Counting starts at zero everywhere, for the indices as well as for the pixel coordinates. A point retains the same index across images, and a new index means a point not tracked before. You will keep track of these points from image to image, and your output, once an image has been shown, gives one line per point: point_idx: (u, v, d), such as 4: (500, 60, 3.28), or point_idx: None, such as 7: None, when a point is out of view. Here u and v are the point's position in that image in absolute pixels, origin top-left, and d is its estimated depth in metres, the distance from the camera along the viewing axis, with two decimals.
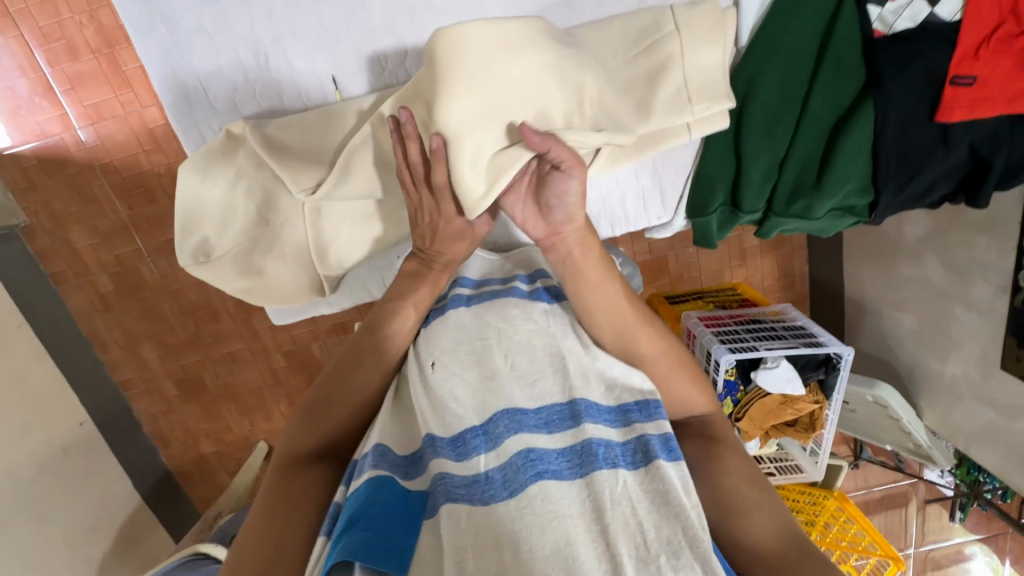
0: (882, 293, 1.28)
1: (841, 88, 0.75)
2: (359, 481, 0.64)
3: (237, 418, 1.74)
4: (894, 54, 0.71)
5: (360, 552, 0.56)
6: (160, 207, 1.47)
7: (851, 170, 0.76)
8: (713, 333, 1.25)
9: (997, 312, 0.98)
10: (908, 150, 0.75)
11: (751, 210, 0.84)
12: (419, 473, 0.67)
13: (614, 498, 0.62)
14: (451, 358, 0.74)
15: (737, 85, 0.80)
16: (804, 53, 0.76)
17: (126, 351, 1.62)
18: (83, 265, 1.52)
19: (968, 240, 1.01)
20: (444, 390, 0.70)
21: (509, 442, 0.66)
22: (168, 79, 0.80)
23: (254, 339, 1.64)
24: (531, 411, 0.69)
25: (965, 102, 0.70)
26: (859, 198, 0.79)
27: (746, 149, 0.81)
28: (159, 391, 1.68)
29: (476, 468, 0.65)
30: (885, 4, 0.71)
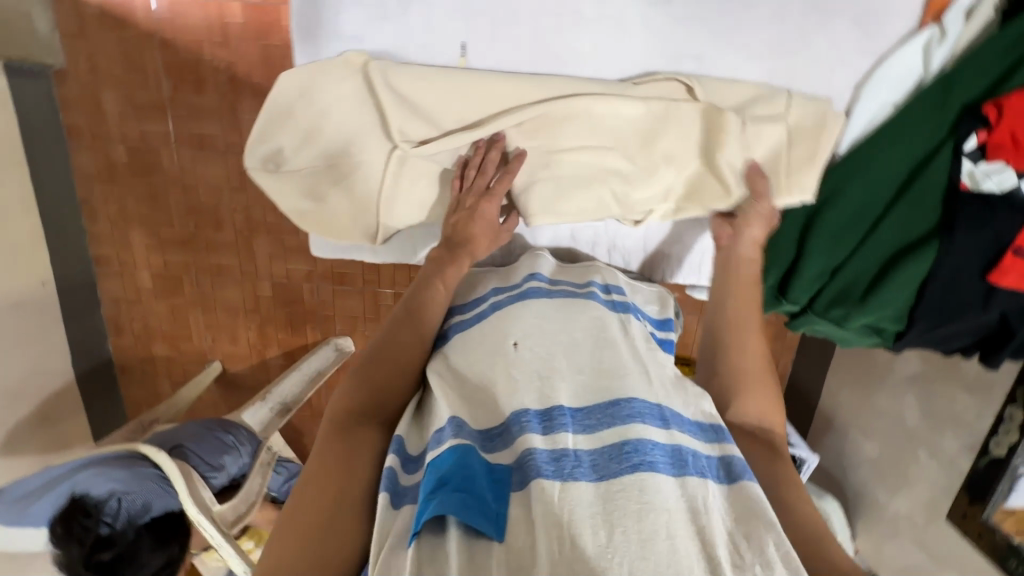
0: (854, 414, 1.35)
1: (914, 221, 0.81)
2: (441, 446, 0.64)
3: (201, 332, 1.68)
4: (970, 212, 0.76)
5: (459, 508, 0.57)
6: (205, 100, 1.42)
7: (897, 296, 0.82)
8: None
9: (957, 467, 1.05)
10: (950, 298, 0.80)
11: (794, 300, 0.88)
12: (501, 447, 0.66)
13: (706, 504, 0.60)
14: (536, 343, 0.77)
15: (821, 187, 0.87)
16: (889, 177, 0.83)
17: (115, 228, 1.56)
18: (103, 129, 1.46)
19: (951, 394, 1.08)
20: (521, 368, 0.73)
21: (608, 432, 0.65)
22: None
23: (247, 261, 1.59)
24: (621, 407, 0.68)
25: (1017, 272, 0.75)
26: (891, 323, 0.85)
27: (811, 243, 0.86)
28: (133, 279, 1.61)
29: (565, 444, 0.63)
30: (979, 162, 0.76)
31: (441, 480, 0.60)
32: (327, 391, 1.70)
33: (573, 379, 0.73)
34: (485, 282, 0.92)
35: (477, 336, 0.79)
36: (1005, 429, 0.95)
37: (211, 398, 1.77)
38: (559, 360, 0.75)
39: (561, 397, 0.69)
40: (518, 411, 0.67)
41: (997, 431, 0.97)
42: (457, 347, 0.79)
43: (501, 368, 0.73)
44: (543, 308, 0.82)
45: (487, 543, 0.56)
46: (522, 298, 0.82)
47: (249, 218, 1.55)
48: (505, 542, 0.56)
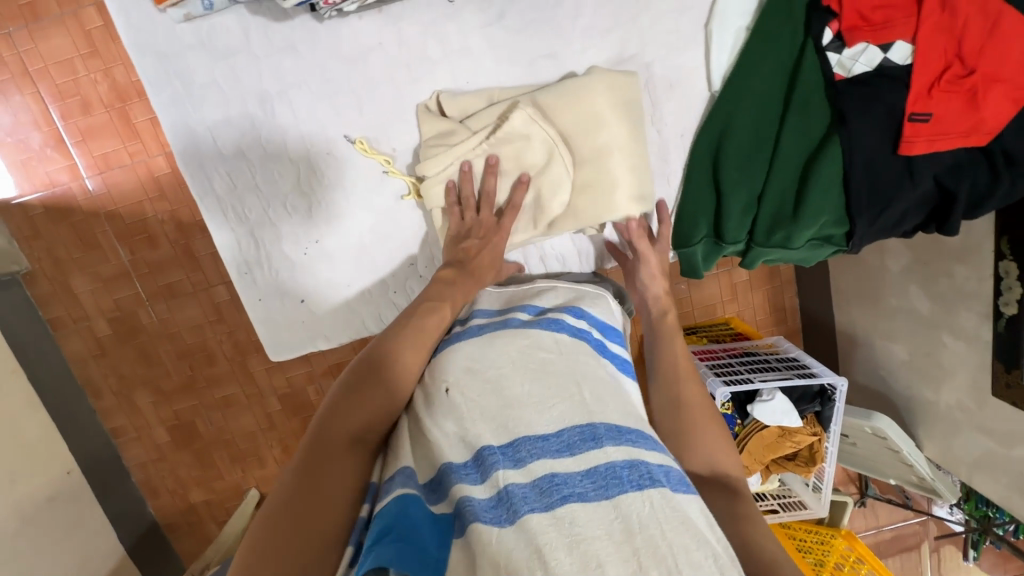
0: (871, 324, 1.30)
1: (808, 128, 0.80)
2: (388, 498, 0.59)
3: (230, 466, 1.70)
4: (854, 97, 0.76)
5: (395, 559, 0.50)
6: (161, 252, 1.49)
7: (824, 203, 0.80)
8: (709, 367, 1.29)
9: (982, 339, 1.00)
10: (877, 183, 0.78)
11: (733, 240, 0.87)
12: (445, 496, 0.60)
13: (642, 521, 0.54)
14: (469, 383, 0.69)
15: (713, 128, 0.86)
16: (769, 97, 0.82)
17: (120, 398, 1.61)
18: (81, 310, 1.53)
19: (948, 271, 1.04)
20: (458, 413, 0.66)
21: (536, 463, 0.60)
22: (165, 92, 0.77)
23: (249, 383, 1.63)
24: (551, 436, 0.63)
25: (923, 137, 0.73)
26: (836, 228, 0.82)
27: (726, 183, 0.85)
28: (152, 438, 1.65)
29: (500, 484, 0.58)
30: (842, 51, 0.77)
31: (383, 527, 0.54)
32: None
33: (512, 415, 0.65)
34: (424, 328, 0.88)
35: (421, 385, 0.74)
36: (1008, 286, 0.91)
37: None
38: (497, 397, 0.68)
39: (488, 438, 0.64)
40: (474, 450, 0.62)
41: (1002, 290, 0.93)
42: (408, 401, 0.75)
43: (439, 416, 0.67)
44: (473, 343, 0.75)
45: None
46: (453, 342, 0.77)
47: (237, 343, 1.59)
48: None
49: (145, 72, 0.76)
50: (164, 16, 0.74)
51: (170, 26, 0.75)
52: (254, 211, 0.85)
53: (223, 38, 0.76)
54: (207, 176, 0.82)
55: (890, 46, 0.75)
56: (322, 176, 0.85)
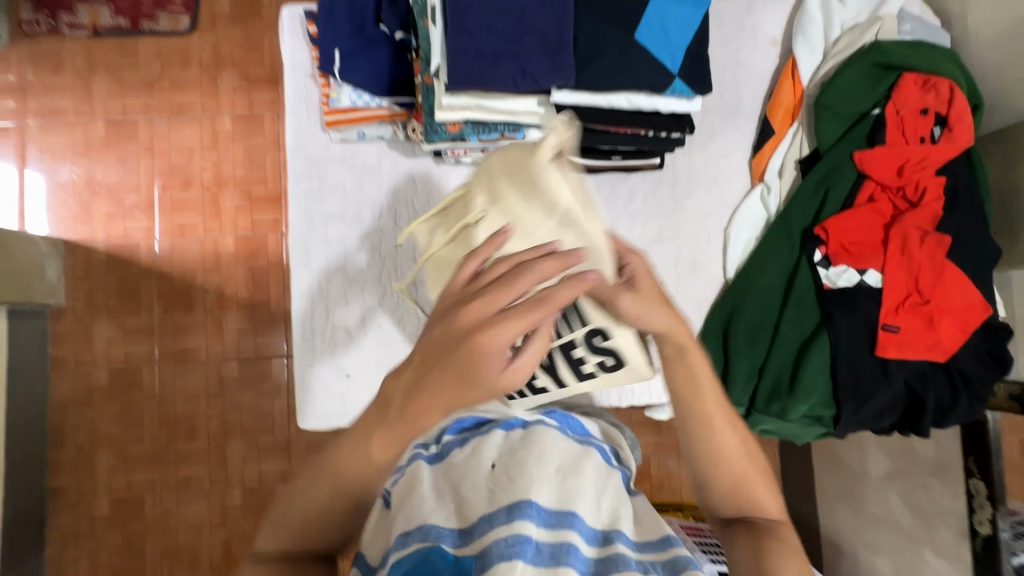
0: (856, 533, 1.32)
1: (803, 321, 0.97)
2: (409, 549, 0.54)
3: (158, 561, 1.52)
4: (838, 304, 0.94)
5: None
6: (191, 317, 1.57)
7: (816, 385, 0.93)
8: (696, 543, 1.26)
9: (962, 559, 1.03)
10: (860, 377, 0.92)
11: (738, 401, 0.99)
12: (475, 539, 0.55)
13: None
14: (505, 452, 0.63)
15: (725, 305, 1.02)
16: (774, 293, 1.00)
17: (81, 454, 1.53)
18: (89, 355, 1.55)
19: (925, 484, 1.12)
20: (494, 473, 0.60)
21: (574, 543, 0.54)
22: (304, 185, 0.95)
23: (218, 468, 1.55)
24: (578, 518, 0.56)
25: (893, 344, 0.91)
26: (824, 409, 0.95)
27: (733, 351, 0.99)
28: (91, 508, 1.52)
29: (526, 534, 0.53)
30: (829, 267, 0.96)
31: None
32: None
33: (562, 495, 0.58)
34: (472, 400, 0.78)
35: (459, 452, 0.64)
36: (980, 504, 0.99)
37: None
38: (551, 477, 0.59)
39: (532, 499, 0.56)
40: (513, 503, 0.55)
41: (974, 508, 1.00)
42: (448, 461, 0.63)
43: (475, 468, 0.61)
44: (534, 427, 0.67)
45: None
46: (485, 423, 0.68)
47: (224, 423, 1.56)
48: None
49: (292, 168, 0.95)
50: (325, 135, 0.96)
51: (326, 141, 0.96)
52: (333, 291, 0.95)
53: (361, 159, 0.97)
54: (309, 255, 0.94)
55: (865, 271, 0.95)
56: (398, 274, 0.96)
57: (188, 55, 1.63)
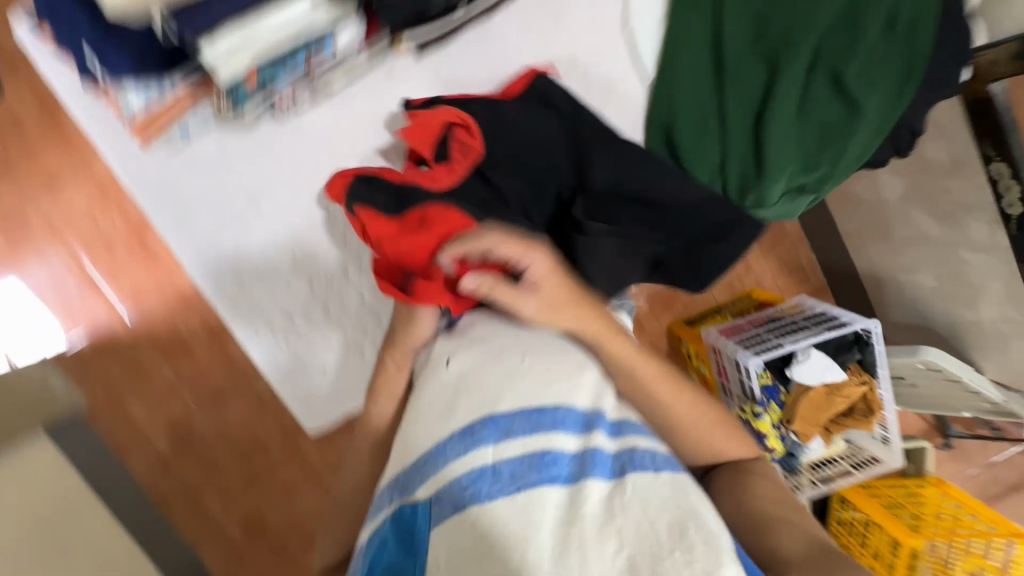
0: (889, 260, 1.28)
1: (748, 92, 0.85)
2: (382, 514, 0.63)
3: (304, 549, 1.74)
4: (777, 47, 0.83)
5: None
6: (200, 360, 1.59)
7: (786, 152, 0.84)
8: (738, 340, 1.25)
9: (1002, 245, 0.99)
10: (824, 123, 0.85)
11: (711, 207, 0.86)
12: (421, 485, 0.60)
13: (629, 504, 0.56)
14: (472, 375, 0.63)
15: (658, 116, 0.89)
16: (704, 70, 0.87)
17: (189, 506, 1.67)
18: (142, 432, 1.62)
19: (945, 187, 1.03)
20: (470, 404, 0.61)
21: (520, 446, 0.58)
22: (167, 208, 0.83)
23: (306, 466, 1.70)
24: (548, 410, 0.60)
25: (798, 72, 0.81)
26: (803, 175, 0.87)
27: (686, 157, 0.87)
28: (226, 539, 1.70)
29: (482, 461, 0.58)
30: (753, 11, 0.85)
31: (371, 562, 0.60)
32: None
33: (505, 387, 0.61)
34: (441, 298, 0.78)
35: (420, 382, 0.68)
36: (1007, 187, 0.92)
37: None
38: (492, 372, 0.63)
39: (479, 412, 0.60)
40: (475, 422, 0.60)
41: (1002, 193, 0.93)
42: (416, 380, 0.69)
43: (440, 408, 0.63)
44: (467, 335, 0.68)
45: None
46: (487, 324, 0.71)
47: (285, 427, 1.67)
48: None
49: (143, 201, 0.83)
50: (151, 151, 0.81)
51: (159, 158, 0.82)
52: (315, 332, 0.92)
53: (203, 157, 0.83)
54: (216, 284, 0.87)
55: None
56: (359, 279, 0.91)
57: (17, 117, 1.44)
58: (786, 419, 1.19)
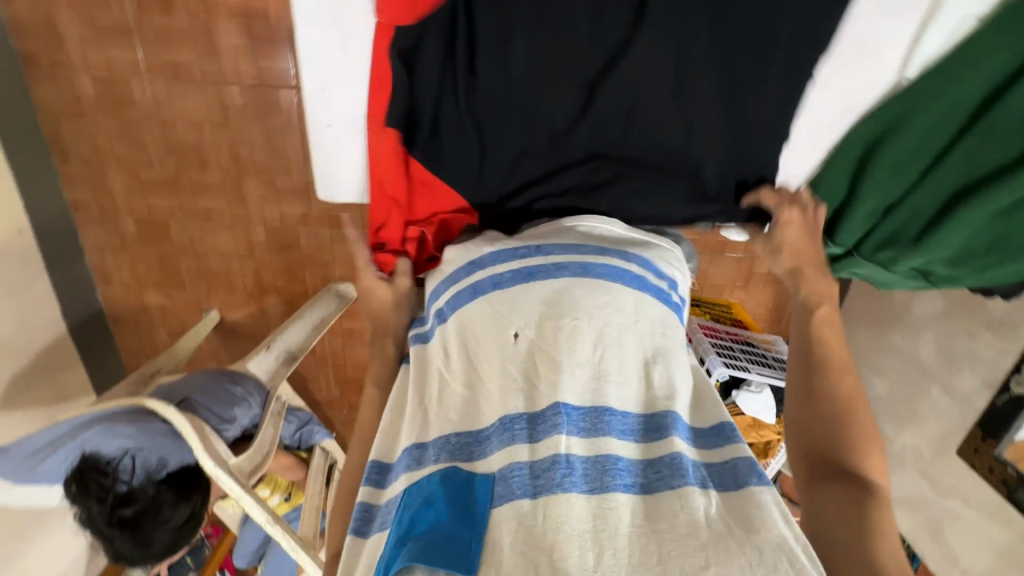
0: (864, 352, 1.34)
1: (982, 154, 0.77)
2: (427, 471, 0.63)
3: (195, 280, 1.60)
4: None
5: (427, 553, 0.53)
6: (174, 22, 1.26)
7: (952, 237, 0.80)
8: (710, 343, 1.27)
9: (973, 404, 1.05)
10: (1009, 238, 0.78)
11: (842, 242, 0.89)
12: (484, 455, 0.63)
13: (708, 517, 0.55)
14: (537, 335, 0.67)
15: (884, 116, 0.83)
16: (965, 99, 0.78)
17: (89, 169, 1.44)
18: (65, 58, 1.31)
19: (973, 332, 1.06)
20: (520, 367, 0.66)
21: (593, 440, 0.60)
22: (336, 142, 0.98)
23: (238, 203, 1.48)
24: (617, 414, 0.63)
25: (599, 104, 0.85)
26: (940, 267, 0.83)
27: (869, 177, 0.84)
28: (117, 225, 1.51)
29: (557, 449, 0.58)
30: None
31: (413, 520, 0.58)
32: (329, 337, 1.69)
33: (572, 375, 0.63)
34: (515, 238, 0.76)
35: (464, 336, 0.70)
36: None
37: (212, 348, 1.70)
38: (553, 333, 0.66)
39: (556, 394, 0.62)
40: (547, 407, 0.61)
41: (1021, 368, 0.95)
42: (467, 325, 0.70)
43: (502, 360, 0.67)
44: (529, 303, 0.68)
45: None
46: (528, 278, 0.70)
47: (236, 155, 1.42)
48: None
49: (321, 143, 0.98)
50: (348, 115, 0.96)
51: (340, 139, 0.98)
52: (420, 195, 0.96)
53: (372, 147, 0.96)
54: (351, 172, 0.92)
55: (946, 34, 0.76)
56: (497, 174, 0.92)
57: None
58: None
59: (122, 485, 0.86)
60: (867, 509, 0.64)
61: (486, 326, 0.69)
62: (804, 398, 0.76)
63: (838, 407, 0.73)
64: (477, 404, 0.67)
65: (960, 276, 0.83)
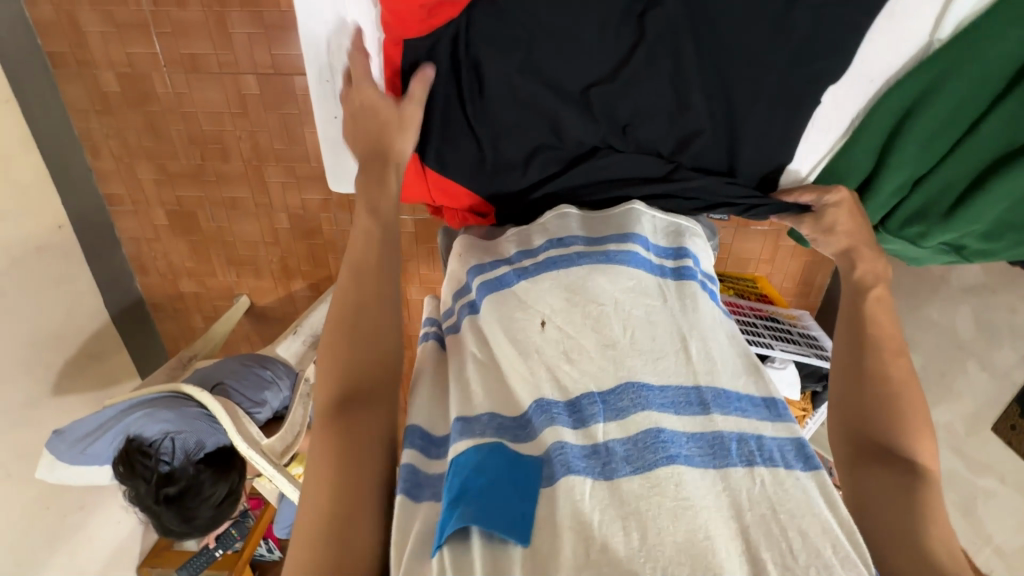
0: None
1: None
2: (463, 442, 0.59)
3: (225, 267, 1.65)
4: None
5: (481, 517, 0.51)
6: (190, 14, 1.27)
7: (987, 209, 0.72)
8: (733, 319, 1.25)
9: (1012, 379, 1.01)
10: None
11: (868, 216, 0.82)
12: (529, 439, 0.60)
13: (752, 498, 0.54)
14: (568, 320, 0.66)
15: (914, 83, 0.72)
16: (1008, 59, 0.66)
17: (120, 164, 1.49)
18: (89, 56, 1.34)
19: (1013, 305, 1.01)
20: (556, 349, 0.65)
21: (635, 418, 0.58)
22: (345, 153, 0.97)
23: (261, 191, 1.52)
24: (656, 390, 0.61)
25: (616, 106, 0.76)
26: (973, 239, 0.77)
27: (896, 153, 0.76)
28: (149, 216, 1.57)
29: (595, 439, 0.58)
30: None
31: (463, 484, 0.54)
32: None
33: (607, 359, 0.63)
34: (537, 231, 0.76)
35: (498, 315, 0.68)
36: None
37: (244, 331, 1.77)
38: (584, 318, 0.66)
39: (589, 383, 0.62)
40: (580, 395, 0.62)
41: None
42: (492, 313, 0.68)
43: (534, 344, 0.65)
44: (556, 291, 0.68)
45: (510, 549, 0.51)
46: (550, 266, 0.69)
47: (256, 145, 1.44)
48: (529, 547, 0.51)
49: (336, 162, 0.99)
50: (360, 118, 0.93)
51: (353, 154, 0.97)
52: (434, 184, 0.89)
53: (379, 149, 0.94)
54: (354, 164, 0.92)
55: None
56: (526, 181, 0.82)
57: None
58: None
59: (164, 465, 0.92)
60: (919, 486, 0.62)
61: (517, 308, 0.68)
62: (848, 379, 0.71)
63: (887, 391, 0.68)
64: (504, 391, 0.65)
65: (997, 250, 0.77)
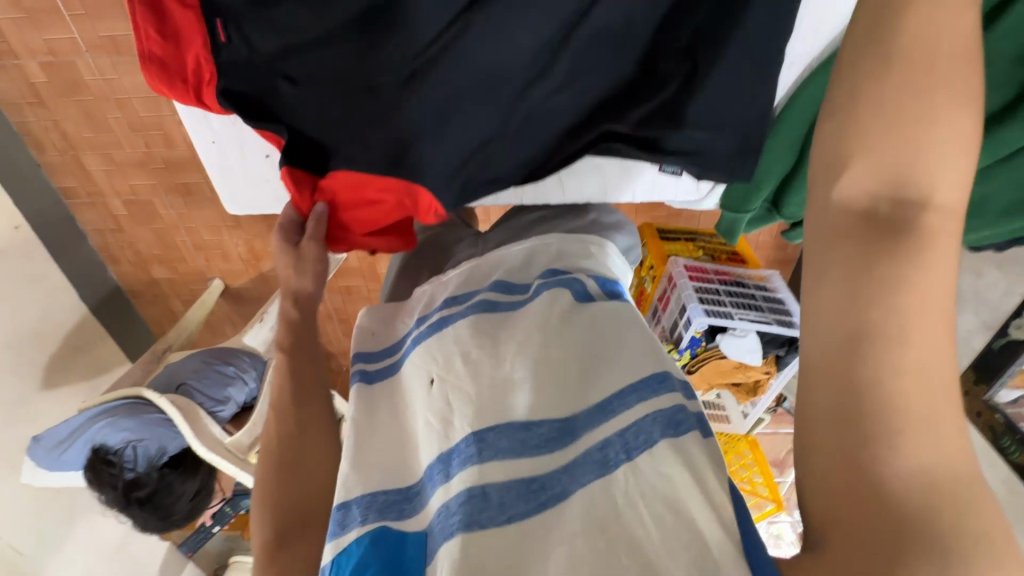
0: None
1: None
2: (349, 533, 0.47)
3: (193, 252, 1.64)
4: None
5: None
6: None
7: None
8: (695, 287, 1.21)
9: (970, 345, 0.98)
10: None
11: (790, 217, 0.75)
12: (417, 511, 0.49)
13: (635, 523, 0.40)
14: (459, 367, 0.53)
15: None
16: None
17: (66, 157, 1.44)
18: (6, 46, 1.26)
19: (979, 270, 0.98)
20: (447, 409, 0.51)
21: (491, 466, 0.45)
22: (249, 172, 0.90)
23: None
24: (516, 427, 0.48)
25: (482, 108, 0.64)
26: None
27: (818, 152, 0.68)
28: (107, 207, 1.54)
29: (462, 486, 0.45)
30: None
31: None
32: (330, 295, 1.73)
33: (478, 393, 0.51)
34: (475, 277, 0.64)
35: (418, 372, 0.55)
36: None
37: (225, 312, 1.80)
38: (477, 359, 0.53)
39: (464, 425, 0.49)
40: (447, 450, 0.49)
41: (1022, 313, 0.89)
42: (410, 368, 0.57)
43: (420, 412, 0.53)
44: (475, 329, 0.56)
45: None
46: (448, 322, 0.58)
47: None
48: None
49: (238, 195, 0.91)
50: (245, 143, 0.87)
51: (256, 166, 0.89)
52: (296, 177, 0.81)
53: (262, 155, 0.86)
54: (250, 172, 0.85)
55: None
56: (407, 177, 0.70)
57: None
58: (688, 367, 1.26)
59: (130, 471, 0.97)
60: (896, 368, 0.36)
61: (418, 378, 0.56)
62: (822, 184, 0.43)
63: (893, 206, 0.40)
64: (411, 452, 0.54)
65: None
